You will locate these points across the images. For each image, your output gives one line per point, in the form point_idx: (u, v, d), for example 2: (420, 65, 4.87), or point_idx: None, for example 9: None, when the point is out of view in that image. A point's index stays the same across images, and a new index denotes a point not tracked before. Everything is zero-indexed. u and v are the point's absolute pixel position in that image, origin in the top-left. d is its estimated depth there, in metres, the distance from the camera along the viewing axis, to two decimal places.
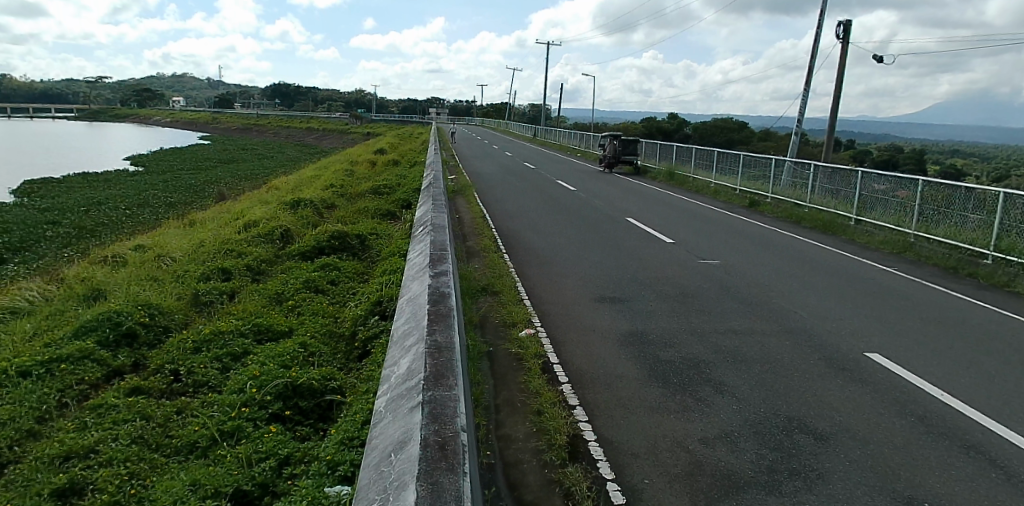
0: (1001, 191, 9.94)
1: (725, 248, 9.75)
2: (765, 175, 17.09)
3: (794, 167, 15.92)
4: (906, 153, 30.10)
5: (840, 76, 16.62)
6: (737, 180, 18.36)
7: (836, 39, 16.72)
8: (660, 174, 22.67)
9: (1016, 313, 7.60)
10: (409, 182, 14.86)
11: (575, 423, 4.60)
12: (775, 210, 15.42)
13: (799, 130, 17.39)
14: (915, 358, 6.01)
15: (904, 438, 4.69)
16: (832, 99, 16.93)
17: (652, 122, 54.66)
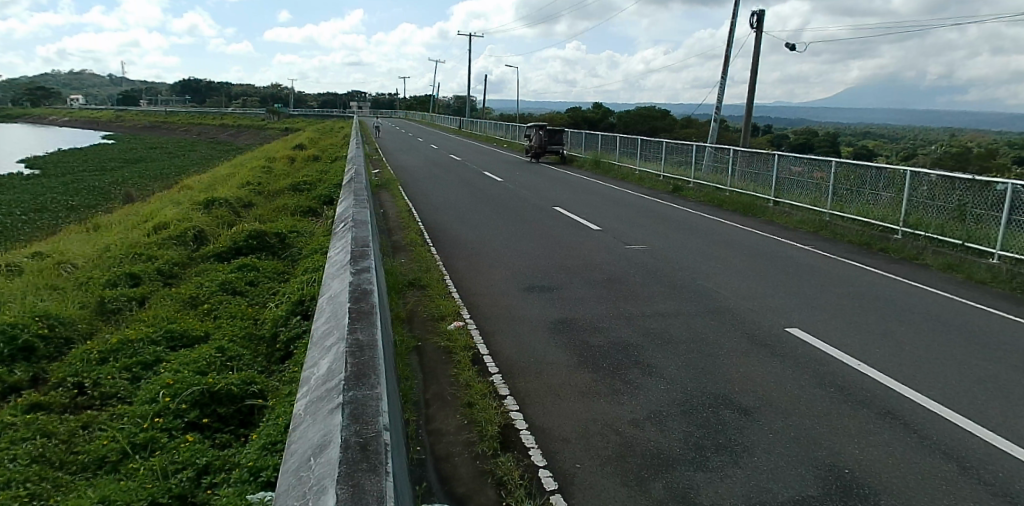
0: (908, 170, 10.60)
1: (650, 233, 9.94)
2: (687, 161, 17.54)
3: (714, 153, 16.37)
4: (818, 136, 31.59)
5: (756, 64, 17.19)
6: (660, 167, 18.79)
7: (751, 28, 17.27)
8: (586, 163, 22.96)
9: (921, 285, 8.06)
10: (331, 179, 14.50)
11: (506, 413, 4.58)
12: (697, 195, 15.86)
13: (719, 116, 17.92)
14: (832, 330, 6.28)
15: (824, 408, 4.88)
16: (749, 86, 17.49)
17: (580, 112, 55.28)
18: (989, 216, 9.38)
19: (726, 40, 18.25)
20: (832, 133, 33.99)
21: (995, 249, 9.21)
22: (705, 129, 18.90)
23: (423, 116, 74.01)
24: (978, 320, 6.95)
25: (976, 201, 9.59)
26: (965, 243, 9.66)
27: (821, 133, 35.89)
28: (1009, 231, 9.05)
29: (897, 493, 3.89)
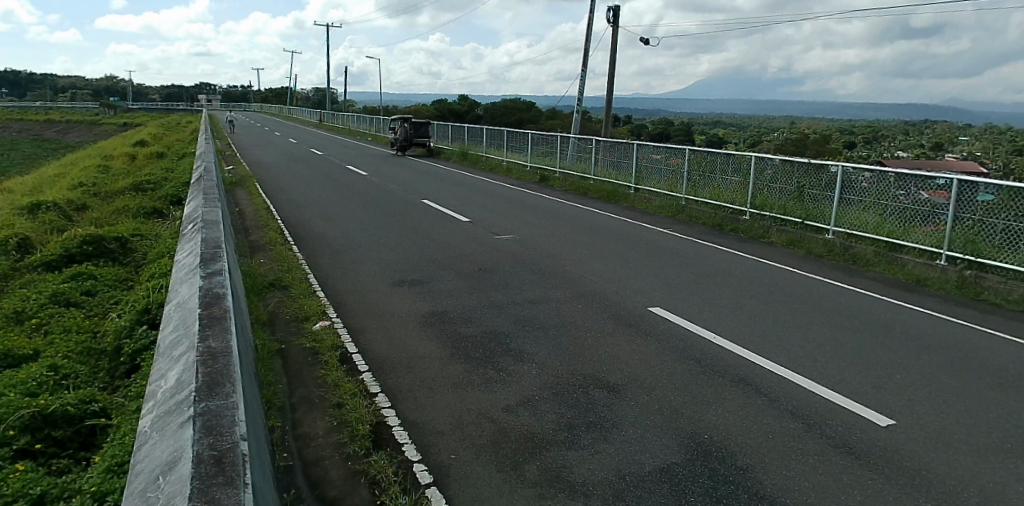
0: (754, 155, 11.59)
1: (519, 222, 10.13)
2: (552, 151, 18.04)
3: (578, 143, 16.91)
4: (669, 125, 33.58)
5: (614, 57, 17.97)
6: (527, 158, 19.21)
7: (608, 23, 18.02)
8: (454, 155, 22.97)
9: (763, 260, 8.80)
10: (180, 177, 13.55)
11: (378, 410, 4.50)
12: (564, 184, 16.39)
13: (581, 108, 18.58)
14: (689, 306, 6.70)
15: (684, 380, 5.20)
16: (608, 79, 18.25)
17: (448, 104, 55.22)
18: (823, 196, 10.53)
19: (585, 34, 18.90)
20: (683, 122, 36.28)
21: (830, 225, 10.34)
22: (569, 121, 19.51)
23: (284, 109, 70.95)
24: (812, 289, 7.71)
25: (812, 183, 10.71)
26: (803, 222, 10.73)
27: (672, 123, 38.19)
28: (841, 209, 10.22)
29: (751, 453, 4.22)
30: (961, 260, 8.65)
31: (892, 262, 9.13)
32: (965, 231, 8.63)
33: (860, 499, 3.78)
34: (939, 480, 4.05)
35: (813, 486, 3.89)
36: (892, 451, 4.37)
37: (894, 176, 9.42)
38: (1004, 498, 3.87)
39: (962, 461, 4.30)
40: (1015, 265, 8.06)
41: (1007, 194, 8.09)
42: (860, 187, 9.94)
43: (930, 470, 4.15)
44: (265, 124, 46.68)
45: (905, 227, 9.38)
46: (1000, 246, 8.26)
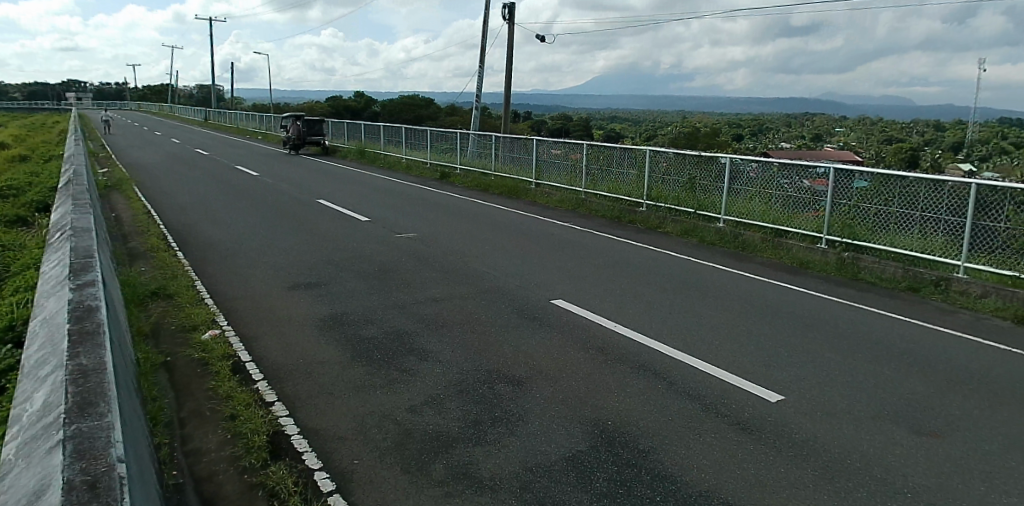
0: (648, 149, 12.01)
1: (420, 220, 10.03)
2: (452, 147, 18.01)
3: (478, 139, 16.95)
4: (568, 121, 34.27)
5: (512, 54, 18.12)
6: (427, 154, 19.10)
7: (504, 20, 18.15)
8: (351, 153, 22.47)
9: (656, 249, 9.16)
10: (47, 182, 12.52)
11: (275, 419, 4.34)
12: (465, 181, 16.44)
13: (480, 104, 18.63)
14: (589, 297, 6.86)
15: (587, 369, 5.32)
16: (505, 75, 18.39)
17: (348, 101, 54.00)
18: (713, 186, 11.07)
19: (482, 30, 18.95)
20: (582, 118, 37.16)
21: (720, 214, 10.88)
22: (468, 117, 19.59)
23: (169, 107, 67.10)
24: (703, 275, 8.08)
25: (703, 174, 11.23)
26: (696, 211, 11.24)
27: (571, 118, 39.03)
28: (730, 199, 10.78)
29: (652, 436, 4.37)
30: (839, 243, 9.35)
31: (778, 247, 9.73)
32: (842, 216, 9.34)
33: (753, 472, 4.01)
34: (824, 449, 4.35)
35: (711, 463, 4.08)
36: (781, 424, 4.65)
37: (777, 165, 9.99)
38: (881, 461, 4.21)
39: (843, 430, 4.63)
40: (886, 246, 8.80)
41: (877, 181, 8.85)
42: (747, 177, 10.50)
43: (815, 440, 4.45)
44: (142, 124, 43.84)
45: (788, 214, 10.01)
46: (873, 229, 9.00)
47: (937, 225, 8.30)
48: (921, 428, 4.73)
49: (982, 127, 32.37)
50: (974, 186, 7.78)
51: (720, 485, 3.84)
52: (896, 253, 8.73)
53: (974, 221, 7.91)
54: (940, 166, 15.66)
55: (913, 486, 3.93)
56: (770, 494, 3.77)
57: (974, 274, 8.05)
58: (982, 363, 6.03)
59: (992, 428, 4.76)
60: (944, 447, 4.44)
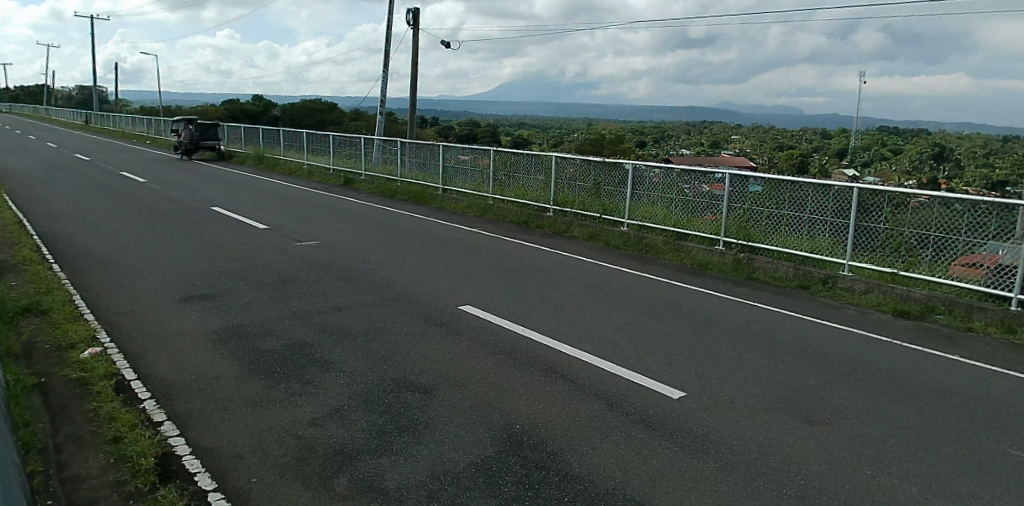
0: (554, 155, 12.26)
1: (323, 227, 9.80)
2: (356, 153, 17.73)
3: (382, 145, 16.80)
4: (476, 127, 34.40)
5: (418, 60, 18.04)
6: (329, 160, 18.72)
7: (409, 26, 18.06)
8: (251, 159, 21.64)
9: (560, 253, 9.34)
10: None
11: (164, 440, 4.10)
12: (369, 187, 16.26)
13: (385, 109, 18.44)
14: (497, 302, 6.90)
15: (495, 373, 5.34)
16: (411, 80, 18.28)
17: (250, 105, 52.06)
18: (617, 191, 11.41)
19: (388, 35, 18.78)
20: (490, 124, 37.46)
21: (624, 219, 11.23)
22: (374, 122, 19.35)
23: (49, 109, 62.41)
24: (606, 278, 8.31)
25: (607, 180, 11.56)
26: (601, 216, 11.55)
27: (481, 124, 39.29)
28: (633, 203, 11.14)
29: (560, 438, 4.44)
30: (736, 244, 9.84)
31: (679, 249, 10.13)
32: (737, 219, 9.84)
33: (656, 467, 4.15)
34: (723, 442, 4.55)
35: (617, 461, 4.19)
36: (682, 420, 4.83)
37: (679, 171, 10.42)
38: (777, 451, 4.45)
39: (740, 422, 4.87)
40: (778, 247, 9.35)
41: (770, 186, 9.41)
42: (649, 182, 10.89)
43: (714, 433, 4.66)
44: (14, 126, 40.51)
45: (688, 218, 10.44)
46: (766, 231, 9.54)
47: (823, 227, 8.93)
48: (812, 417, 5.04)
49: (861, 136, 35.04)
50: (856, 190, 8.45)
51: (625, 482, 3.94)
52: (787, 253, 9.29)
53: (857, 222, 8.58)
54: (824, 172, 16.83)
55: (805, 473, 4.18)
56: (674, 488, 3.91)
57: (857, 272, 8.69)
58: (860, 354, 6.51)
59: (875, 414, 5.14)
60: (832, 434, 4.76)
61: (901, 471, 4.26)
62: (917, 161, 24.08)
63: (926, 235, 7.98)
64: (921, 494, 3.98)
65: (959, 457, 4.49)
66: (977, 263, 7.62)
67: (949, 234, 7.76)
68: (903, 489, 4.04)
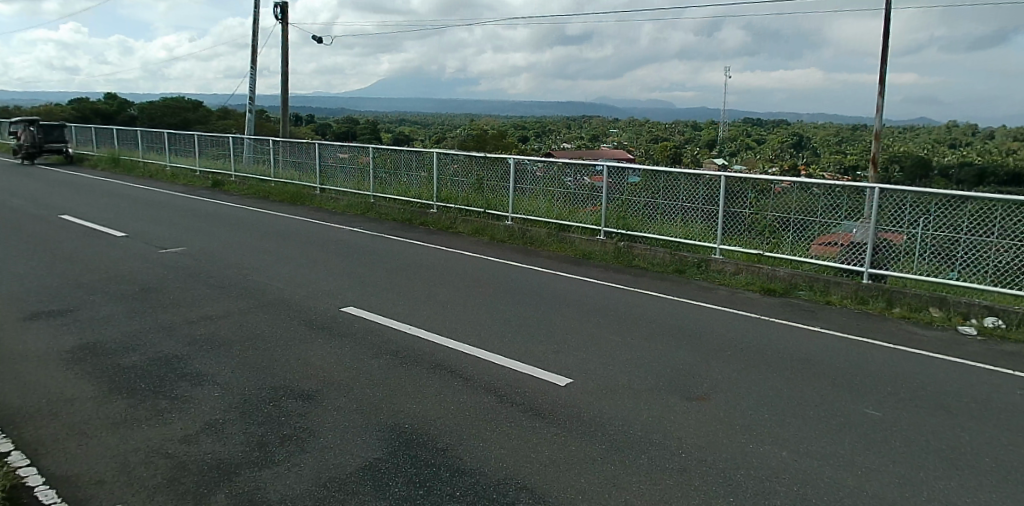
0: (435, 151, 12.23)
1: (191, 232, 9.27)
2: (224, 154, 16.88)
3: (253, 144, 16.10)
4: (357, 124, 33.67)
5: (288, 54, 17.36)
6: (195, 162, 17.70)
7: (278, 19, 17.33)
8: (109, 162, 20.01)
9: (444, 249, 9.36)
10: None
11: (12, 472, 3.75)
12: (240, 189, 15.58)
13: (255, 107, 17.64)
14: (382, 302, 6.82)
15: (382, 374, 5.28)
16: (282, 76, 17.59)
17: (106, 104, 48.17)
18: (499, 186, 11.56)
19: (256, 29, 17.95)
20: (370, 120, 36.77)
21: (508, 213, 11.41)
22: (246, 121, 18.50)
23: None
24: (492, 271, 8.42)
25: (489, 175, 11.69)
26: (485, 210, 11.68)
27: (364, 121, 38.50)
28: (516, 197, 11.32)
29: (450, 434, 4.46)
30: (615, 234, 10.24)
31: (562, 241, 10.42)
32: (616, 209, 10.24)
33: (545, 454, 4.26)
34: (609, 423, 4.75)
35: (507, 451, 4.27)
36: (570, 406, 4.99)
37: (560, 164, 10.70)
38: (659, 428, 4.70)
39: (623, 404, 5.09)
40: (655, 234, 9.82)
41: (646, 177, 9.86)
42: (531, 175, 11.11)
43: (599, 416, 4.84)
44: None
45: (570, 209, 10.76)
46: (643, 220, 9.99)
47: (695, 214, 9.49)
48: (691, 393, 5.36)
49: (728, 126, 37.43)
50: (724, 178, 9.06)
51: (517, 471, 4.03)
52: (663, 240, 9.78)
53: (726, 208, 9.19)
54: (696, 162, 17.84)
55: (685, 446, 4.44)
56: (564, 472, 4.04)
57: (727, 254, 9.31)
58: (729, 331, 6.99)
59: (745, 386, 5.55)
60: (707, 408, 5.08)
61: (770, 437, 4.62)
62: (778, 150, 26.06)
63: (787, 218, 8.71)
64: (788, 457, 4.34)
65: (819, 419, 4.94)
66: (833, 242, 8.40)
67: (808, 216, 8.52)
68: (772, 453, 4.38)
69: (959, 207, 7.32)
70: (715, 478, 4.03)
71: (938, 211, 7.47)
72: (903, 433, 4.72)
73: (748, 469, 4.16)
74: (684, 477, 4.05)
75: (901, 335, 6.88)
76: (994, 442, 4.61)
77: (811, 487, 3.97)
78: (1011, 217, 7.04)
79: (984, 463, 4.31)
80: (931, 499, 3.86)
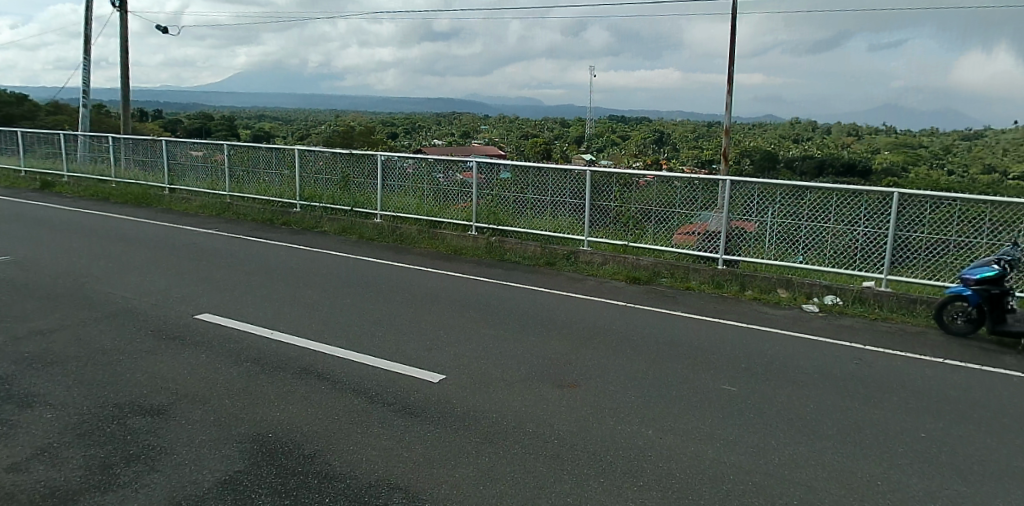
0: (296, 148, 11.83)
1: (16, 240, 8.39)
2: (54, 152, 15.37)
3: (89, 142, 14.80)
4: (213, 120, 31.76)
5: (128, 45, 16.06)
6: (20, 161, 15.99)
7: (116, 7, 15.98)
8: None
9: (309, 249, 9.09)
10: None
11: None
12: (75, 190, 14.28)
13: (90, 100, 16.20)
14: (243, 307, 6.54)
15: (243, 383, 5.06)
16: (123, 69, 16.27)
17: None
18: (367, 183, 11.39)
19: (91, 17, 16.46)
20: (228, 116, 34.79)
21: (376, 210, 11.27)
22: (83, 116, 16.91)
23: None
24: (363, 271, 8.29)
25: (355, 172, 11.48)
26: (353, 208, 11.47)
27: (221, 116, 36.38)
28: (385, 194, 11.20)
29: (318, 439, 4.37)
30: (487, 229, 10.40)
31: (433, 237, 10.45)
32: (487, 205, 10.40)
33: (419, 451, 4.28)
34: (483, 416, 4.85)
35: (379, 452, 4.24)
36: (444, 402, 5.03)
37: (431, 161, 10.70)
38: (533, 417, 4.85)
39: (496, 396, 5.20)
40: (525, 228, 10.07)
41: (516, 173, 10.07)
42: (400, 172, 11.02)
43: (473, 410, 4.92)
44: None
45: (440, 206, 10.80)
46: (513, 215, 10.21)
47: (563, 208, 9.82)
48: (562, 381, 5.58)
49: (593, 123, 38.95)
50: (590, 173, 9.46)
51: (389, 472, 4.02)
52: (533, 234, 10.05)
53: (593, 201, 9.59)
54: (565, 158, 18.46)
55: (557, 432, 4.62)
56: (440, 469, 4.08)
57: (595, 246, 9.73)
58: (596, 319, 7.32)
59: (611, 371, 5.85)
60: (576, 394, 5.31)
61: (635, 417, 4.91)
62: (641, 145, 27.48)
63: (649, 210, 9.25)
64: (652, 435, 4.63)
65: (680, 397, 5.31)
66: (692, 231, 9.00)
67: (669, 208, 9.09)
68: (637, 432, 4.66)
69: (801, 196, 8.14)
70: (587, 461, 4.23)
71: (783, 199, 8.27)
72: (753, 405, 5.18)
73: (616, 450, 4.39)
74: (558, 461, 4.22)
75: (750, 316, 7.52)
76: (830, 407, 5.17)
77: (675, 462, 4.26)
78: (844, 204, 7.88)
79: (822, 426, 4.83)
80: (778, 463, 4.27)
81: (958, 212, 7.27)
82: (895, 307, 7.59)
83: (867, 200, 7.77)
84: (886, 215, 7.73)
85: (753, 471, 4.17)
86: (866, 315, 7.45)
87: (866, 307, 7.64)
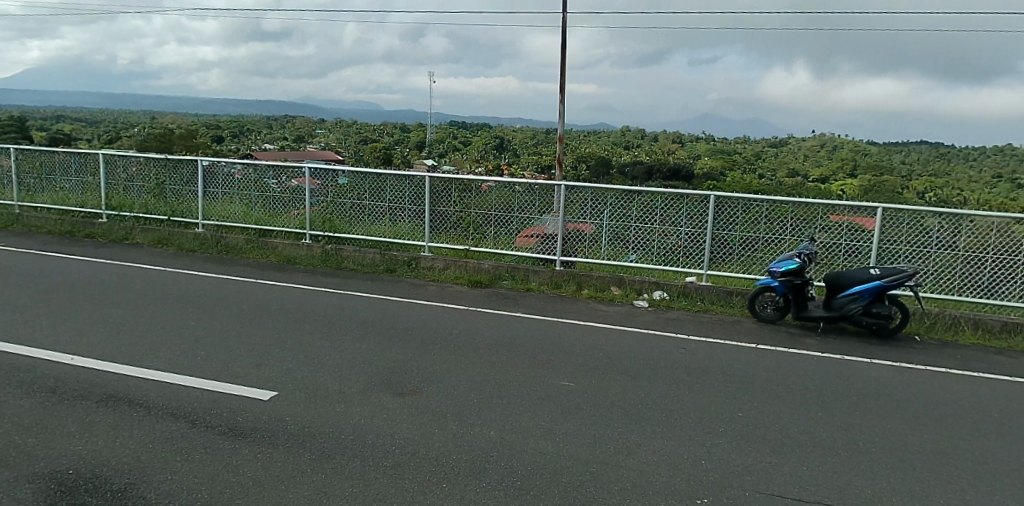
0: (100, 152, 10.77)
1: None
2: None
3: None
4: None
5: None
6: None
7: None
8: None
9: (121, 264, 8.33)
10: None
11: None
12: None
13: None
14: (40, 331, 5.88)
15: (39, 416, 4.57)
16: None
17: None
18: (187, 191, 10.63)
19: None
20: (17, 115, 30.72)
21: (199, 219, 10.57)
22: None
23: None
24: (186, 285, 7.76)
25: (173, 179, 10.68)
26: (171, 217, 10.69)
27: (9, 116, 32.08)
28: (207, 202, 10.54)
29: (131, 471, 4.06)
30: (323, 237, 10.16)
31: (263, 247, 10.03)
32: (322, 212, 10.13)
33: (251, 474, 4.13)
34: (320, 431, 4.76)
35: (206, 479, 4.04)
36: (277, 420, 4.87)
37: (262, 167, 10.22)
38: (374, 428, 4.84)
39: (334, 410, 5.12)
40: (363, 235, 9.95)
41: (354, 178, 9.91)
42: (227, 177, 10.41)
43: (310, 426, 4.82)
44: None
45: (271, 213, 10.34)
46: (350, 221, 10.04)
47: (403, 213, 9.81)
48: (403, 389, 5.61)
49: (434, 130, 39.06)
50: (429, 179, 9.52)
51: (217, 499, 3.84)
52: (372, 240, 9.94)
53: (432, 206, 9.66)
54: (407, 164, 18.39)
55: (398, 441, 4.66)
56: (275, 490, 3.96)
57: (436, 251, 9.84)
58: (438, 324, 7.42)
59: (452, 375, 5.97)
60: (417, 401, 5.37)
61: (475, 419, 5.06)
62: (482, 151, 28.05)
63: (490, 215, 9.49)
64: (490, 435, 4.81)
65: (517, 396, 5.55)
66: (532, 234, 9.37)
67: (509, 212, 9.39)
68: (476, 434, 4.82)
69: (631, 199, 8.78)
70: (428, 467, 4.31)
71: (615, 203, 8.86)
72: (584, 399, 5.55)
73: (457, 453, 4.52)
74: (399, 470, 4.26)
75: (582, 314, 8.01)
76: (650, 395, 5.67)
77: (515, 459, 4.47)
78: (669, 207, 8.64)
79: (644, 414, 5.28)
80: (604, 452, 4.62)
81: (765, 212, 8.28)
82: (714, 299, 8.48)
83: (688, 203, 8.56)
84: (704, 216, 8.58)
85: (583, 461, 4.48)
86: (689, 308, 8.24)
87: (689, 300, 8.45)
